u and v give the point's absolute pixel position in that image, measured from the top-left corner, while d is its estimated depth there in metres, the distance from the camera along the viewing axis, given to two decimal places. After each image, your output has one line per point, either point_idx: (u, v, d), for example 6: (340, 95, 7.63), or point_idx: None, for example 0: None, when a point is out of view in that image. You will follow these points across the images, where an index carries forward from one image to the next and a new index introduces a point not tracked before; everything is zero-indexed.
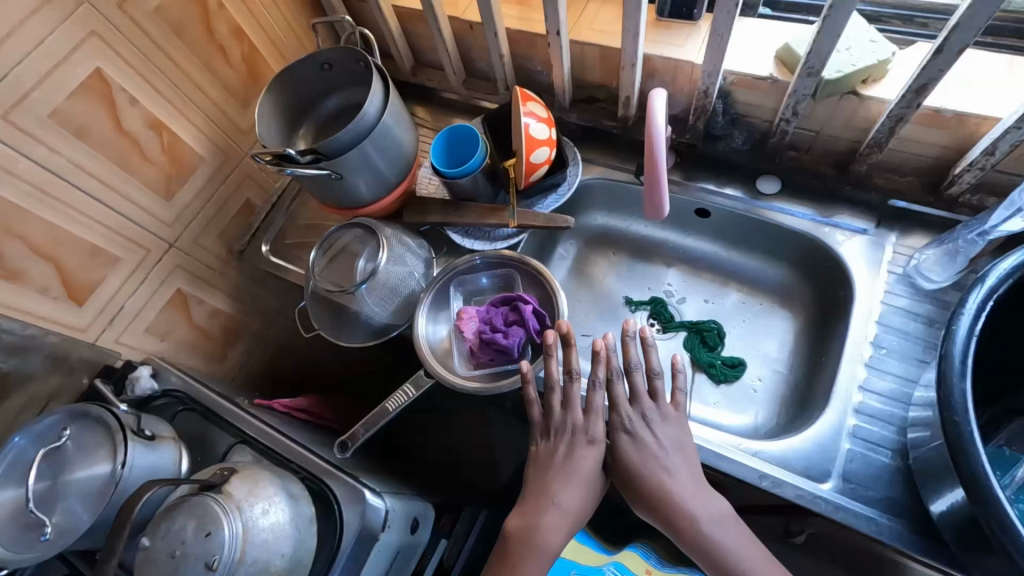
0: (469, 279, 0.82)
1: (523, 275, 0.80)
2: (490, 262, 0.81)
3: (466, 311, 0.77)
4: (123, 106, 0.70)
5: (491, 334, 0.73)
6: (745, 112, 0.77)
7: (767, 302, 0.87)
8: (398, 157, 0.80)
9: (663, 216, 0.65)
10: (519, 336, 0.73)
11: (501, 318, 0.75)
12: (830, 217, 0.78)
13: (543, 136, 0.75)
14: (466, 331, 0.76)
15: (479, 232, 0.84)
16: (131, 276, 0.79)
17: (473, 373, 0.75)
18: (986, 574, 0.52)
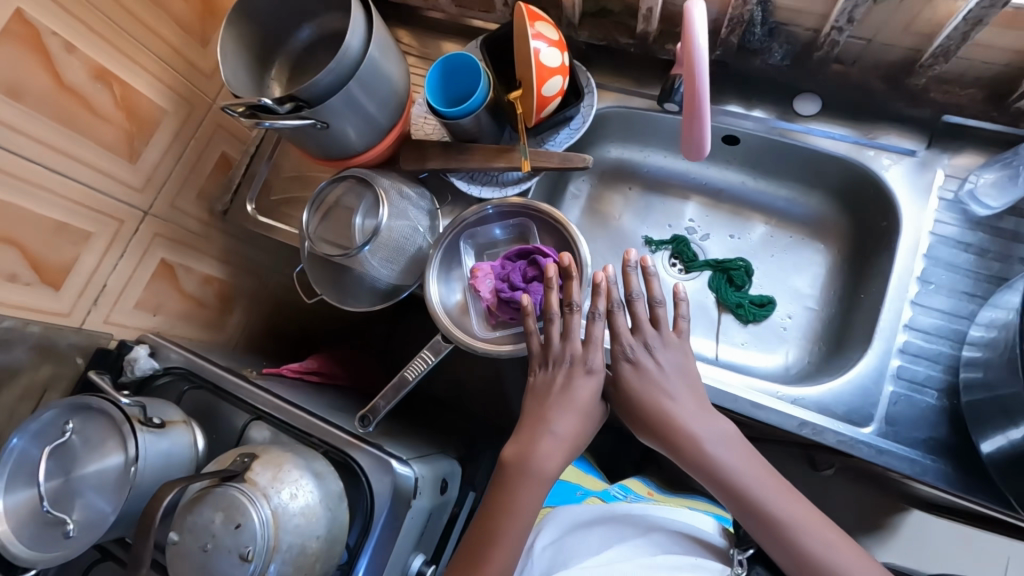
0: (480, 230, 0.75)
1: (539, 224, 0.73)
2: (502, 211, 0.74)
3: (480, 268, 0.71)
4: (60, 57, 0.59)
5: (510, 293, 0.68)
6: (785, 21, 0.66)
7: (797, 234, 0.82)
8: (389, 97, 0.70)
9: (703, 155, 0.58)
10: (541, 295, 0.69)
11: (519, 274, 0.69)
12: (873, 138, 0.70)
13: (556, 64, 0.65)
14: (482, 289, 0.70)
15: (487, 177, 0.76)
16: (108, 252, 0.72)
17: (495, 336, 0.70)
18: None
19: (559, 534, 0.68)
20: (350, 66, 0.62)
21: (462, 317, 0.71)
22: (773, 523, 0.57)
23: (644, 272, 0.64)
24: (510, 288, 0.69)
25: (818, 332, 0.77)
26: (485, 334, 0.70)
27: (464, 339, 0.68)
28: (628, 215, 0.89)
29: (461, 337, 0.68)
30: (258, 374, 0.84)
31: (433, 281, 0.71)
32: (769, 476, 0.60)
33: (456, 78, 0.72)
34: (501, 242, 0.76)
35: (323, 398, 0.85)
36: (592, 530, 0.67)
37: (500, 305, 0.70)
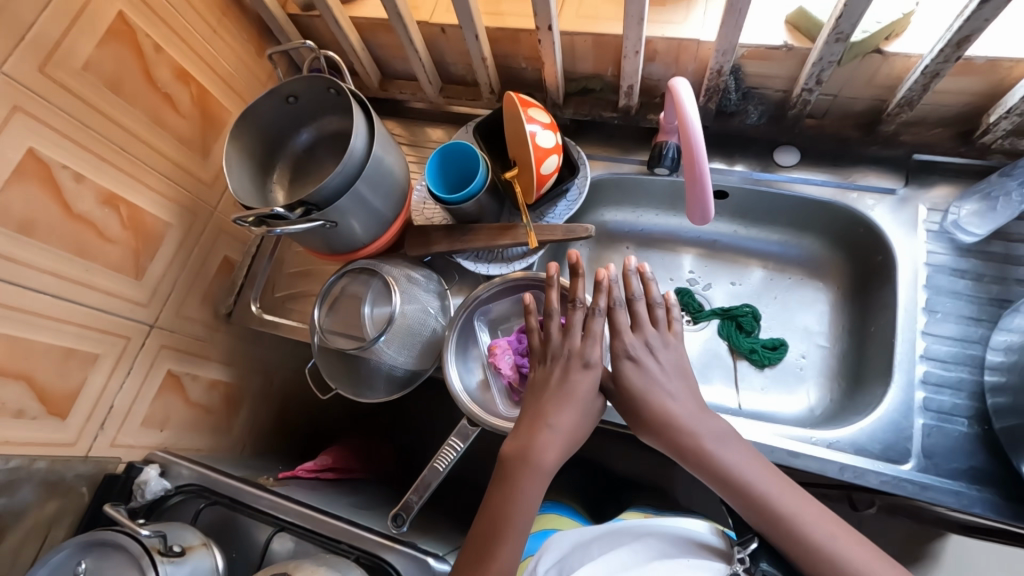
0: (494, 307, 0.76)
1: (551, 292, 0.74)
2: (512, 284, 0.74)
3: (498, 345, 0.71)
4: (69, 187, 0.60)
5: None
6: (756, 85, 0.72)
7: (795, 275, 0.84)
8: (392, 188, 0.72)
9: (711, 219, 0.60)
10: None
11: None
12: (853, 181, 0.74)
13: (550, 145, 0.68)
14: (502, 366, 0.70)
15: (492, 254, 0.78)
16: (114, 371, 0.70)
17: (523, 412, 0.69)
18: None
19: (556, 554, 0.56)
20: (355, 167, 0.64)
21: (486, 397, 0.71)
22: (785, 525, 0.49)
23: (642, 276, 0.62)
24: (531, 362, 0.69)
25: (835, 369, 0.77)
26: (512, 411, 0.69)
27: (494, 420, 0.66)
28: None
29: (491, 419, 0.66)
30: (275, 480, 0.80)
31: (453, 364, 0.71)
32: (782, 472, 0.52)
33: (455, 163, 0.75)
34: (513, 315, 0.77)
35: (342, 497, 0.81)
36: (590, 547, 0.55)
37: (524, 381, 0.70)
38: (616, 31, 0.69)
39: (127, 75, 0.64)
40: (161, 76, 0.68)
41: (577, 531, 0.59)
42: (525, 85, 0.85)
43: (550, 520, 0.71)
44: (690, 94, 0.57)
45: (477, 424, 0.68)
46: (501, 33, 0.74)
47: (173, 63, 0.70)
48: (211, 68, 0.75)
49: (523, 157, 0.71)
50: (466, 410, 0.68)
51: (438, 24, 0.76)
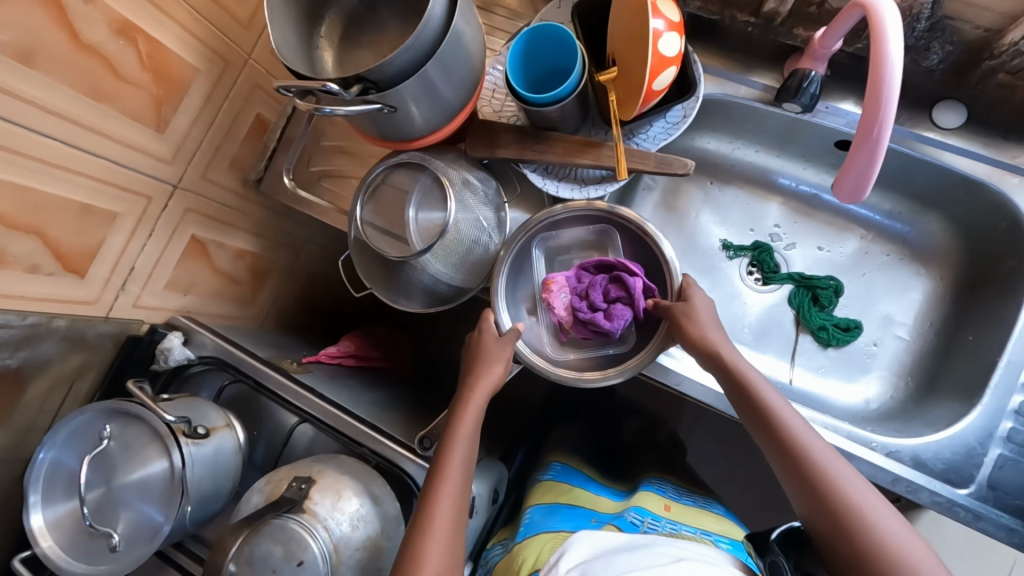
0: (557, 234, 0.67)
1: (627, 234, 0.64)
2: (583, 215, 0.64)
3: (553, 281, 0.62)
4: (76, 9, 0.48)
5: (588, 314, 0.60)
6: (954, 15, 0.55)
7: (895, 253, 0.74)
8: (465, 73, 0.59)
9: (862, 197, 0.48)
10: (625, 318, 0.59)
11: (600, 291, 0.60)
12: (1017, 163, 0.61)
13: (672, 52, 0.54)
14: (555, 305, 0.62)
15: (565, 172, 0.67)
16: (136, 231, 0.64)
17: (569, 359, 0.64)
18: None
19: (581, 557, 0.48)
20: (428, 42, 0.52)
21: (530, 331, 0.65)
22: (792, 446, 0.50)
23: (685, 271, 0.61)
24: (586, 308, 0.60)
25: (909, 368, 0.70)
26: (557, 353, 0.64)
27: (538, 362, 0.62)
28: (706, 214, 0.80)
29: (534, 359, 0.62)
30: (299, 364, 0.79)
31: (502, 293, 0.64)
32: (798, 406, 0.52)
33: (543, 52, 0.61)
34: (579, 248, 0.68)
35: (363, 393, 0.80)
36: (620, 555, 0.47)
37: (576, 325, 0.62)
38: None
39: None
40: None
41: (603, 537, 0.51)
42: None
43: (564, 494, 0.67)
44: (899, 32, 0.44)
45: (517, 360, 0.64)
46: None
47: None
48: None
49: (632, 60, 0.57)
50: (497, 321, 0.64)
51: None
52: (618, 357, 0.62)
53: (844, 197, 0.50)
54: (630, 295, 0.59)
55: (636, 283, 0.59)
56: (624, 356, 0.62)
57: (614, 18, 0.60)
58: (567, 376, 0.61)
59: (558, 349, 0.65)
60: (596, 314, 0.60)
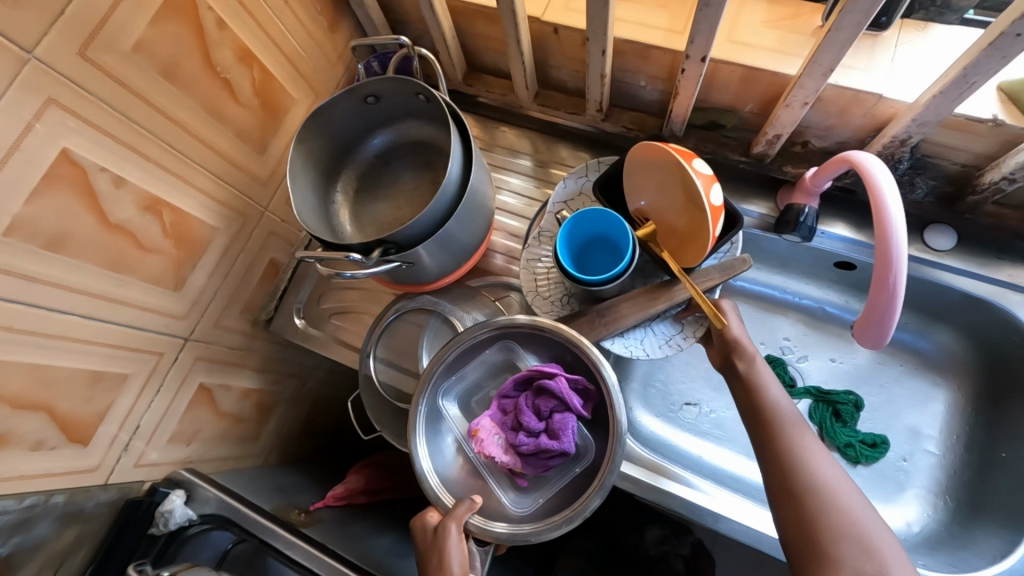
0: (463, 372, 0.64)
1: (525, 338, 0.63)
2: (486, 339, 0.62)
3: (479, 428, 0.59)
4: (108, 194, 0.50)
5: (533, 442, 0.57)
6: (932, 154, 0.59)
7: (909, 363, 0.74)
8: (478, 222, 0.62)
9: (885, 341, 0.49)
10: (569, 427, 0.57)
11: (530, 414, 0.58)
12: (1016, 280, 0.63)
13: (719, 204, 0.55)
14: (494, 451, 0.58)
15: (637, 332, 0.63)
16: (145, 389, 0.62)
17: (541, 502, 0.59)
18: None
19: None
20: (447, 203, 0.54)
21: (486, 493, 0.60)
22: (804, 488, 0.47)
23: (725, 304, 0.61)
24: (529, 442, 0.57)
25: (941, 487, 0.68)
26: (522, 503, 0.60)
27: (510, 530, 0.55)
28: None
29: (500, 528, 0.56)
30: (306, 512, 0.74)
31: (426, 447, 0.59)
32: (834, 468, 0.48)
33: (583, 230, 0.63)
34: (485, 375, 0.66)
35: (375, 540, 0.75)
36: None
37: (528, 459, 0.59)
38: (778, 69, 0.56)
39: (184, 55, 0.53)
40: (221, 56, 0.56)
41: None
42: (636, 103, 0.72)
43: None
44: (894, 189, 0.47)
45: (486, 539, 0.56)
46: (630, 46, 0.61)
47: (237, 40, 0.57)
48: (280, 45, 0.63)
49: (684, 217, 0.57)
50: (437, 500, 0.58)
51: (552, 24, 0.63)
52: (585, 469, 0.59)
53: (867, 341, 0.51)
54: (565, 401, 0.57)
55: (563, 385, 0.57)
56: (590, 464, 0.58)
57: (636, 183, 0.62)
58: (542, 531, 0.55)
59: (525, 497, 0.60)
60: (542, 441, 0.57)
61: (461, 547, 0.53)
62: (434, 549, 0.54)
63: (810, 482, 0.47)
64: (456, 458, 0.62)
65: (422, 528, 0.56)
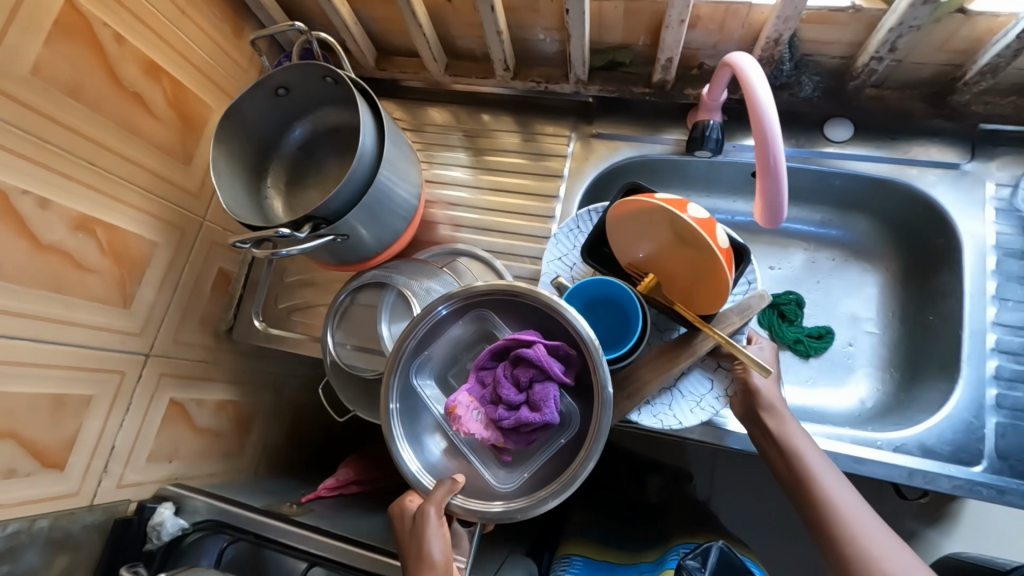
0: (435, 346, 0.61)
1: (498, 305, 0.59)
2: (456, 309, 0.59)
3: (456, 404, 0.56)
4: (35, 217, 0.52)
5: (512, 416, 0.54)
6: (812, 52, 0.64)
7: (840, 256, 0.78)
8: (406, 190, 0.65)
9: (782, 217, 0.52)
10: (550, 396, 0.54)
11: (508, 387, 0.55)
12: (912, 156, 0.67)
13: (726, 244, 0.55)
14: (472, 427, 0.55)
15: (672, 398, 0.63)
16: (113, 409, 0.64)
17: (528, 476, 0.56)
18: None
19: None
20: (366, 172, 0.57)
21: (469, 473, 0.58)
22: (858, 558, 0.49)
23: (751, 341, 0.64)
24: (508, 415, 0.54)
25: (883, 360, 0.73)
26: (509, 479, 0.57)
27: (494, 511, 0.54)
28: None
29: (484, 509, 0.54)
30: (298, 505, 0.76)
31: (400, 435, 0.57)
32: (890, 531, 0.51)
33: (584, 297, 0.63)
34: (460, 348, 0.63)
35: (370, 519, 0.77)
36: None
37: (510, 435, 0.56)
38: None
39: (87, 75, 0.54)
40: (126, 72, 0.58)
41: None
42: (542, 57, 0.76)
43: None
44: (761, 77, 0.51)
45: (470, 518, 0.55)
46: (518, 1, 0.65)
47: (140, 54, 0.59)
48: (185, 56, 0.65)
49: (691, 261, 0.58)
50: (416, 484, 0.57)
51: None
52: (573, 438, 0.56)
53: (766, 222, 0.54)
54: (543, 367, 0.54)
55: (541, 350, 0.54)
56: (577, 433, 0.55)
57: (626, 241, 0.62)
58: (529, 507, 0.53)
59: (512, 473, 0.58)
60: (521, 413, 0.54)
61: (436, 529, 0.54)
62: (414, 533, 0.55)
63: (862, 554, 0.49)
64: (439, 441, 0.60)
65: (404, 513, 0.58)
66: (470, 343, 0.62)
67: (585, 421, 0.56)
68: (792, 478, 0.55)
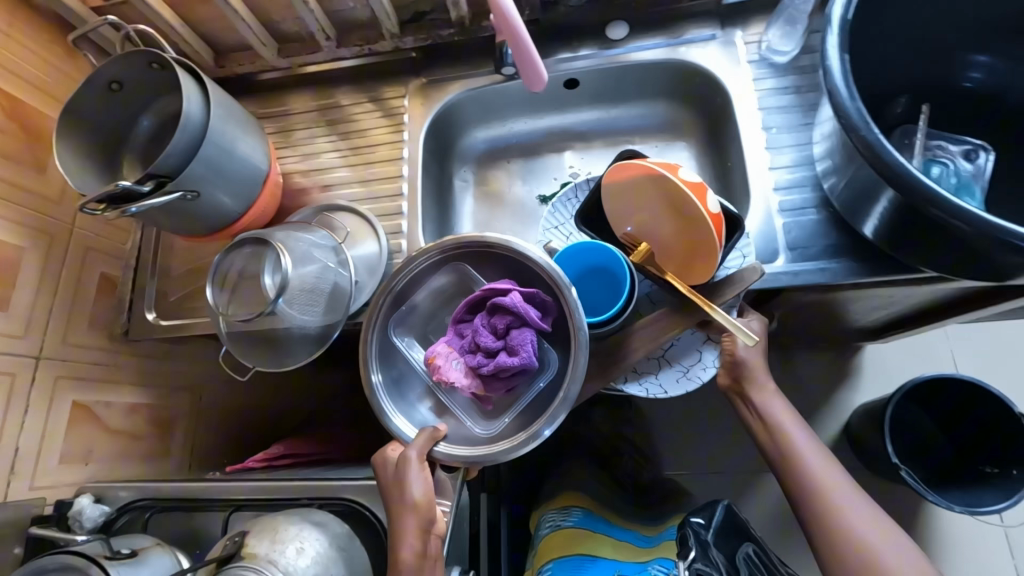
0: (415, 303, 0.69)
1: (477, 259, 0.68)
2: (428, 265, 0.67)
3: (434, 354, 0.64)
4: None
5: (490, 363, 0.62)
6: None
7: (660, 141, 0.89)
8: (251, 151, 0.72)
9: (543, 81, 0.76)
10: (524, 341, 0.62)
11: (487, 334, 0.63)
12: (680, 37, 0.81)
13: (715, 209, 0.63)
14: (450, 376, 0.63)
15: (664, 365, 0.75)
16: (9, 409, 0.66)
17: (506, 420, 0.64)
18: (929, 254, 0.59)
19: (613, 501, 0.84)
20: (197, 132, 0.64)
21: (449, 421, 0.66)
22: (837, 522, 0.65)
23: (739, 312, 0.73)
24: (485, 362, 0.62)
25: None
26: (489, 425, 0.65)
27: (479, 454, 0.61)
28: (517, 183, 0.93)
29: (466, 453, 0.62)
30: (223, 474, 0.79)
31: (383, 394, 0.65)
32: (876, 510, 0.66)
33: (583, 263, 0.73)
34: (440, 302, 0.70)
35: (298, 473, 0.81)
36: None
37: (489, 381, 0.64)
38: None
39: None
40: None
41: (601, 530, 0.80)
42: (358, 24, 0.86)
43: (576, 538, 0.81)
44: None
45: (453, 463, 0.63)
46: None
47: None
48: (21, 77, 0.71)
49: (683, 226, 0.66)
50: (399, 434, 0.64)
51: None
52: (549, 380, 0.64)
53: (536, 85, 0.78)
54: (520, 315, 0.62)
55: (518, 299, 0.62)
56: (552, 374, 0.64)
57: (620, 212, 0.71)
58: (502, 449, 0.61)
59: (490, 418, 0.65)
60: (501, 360, 0.61)
61: (420, 474, 0.61)
62: (398, 474, 0.62)
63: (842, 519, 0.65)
64: (427, 398, 0.68)
65: (386, 460, 0.64)
66: (450, 301, 0.70)
67: (560, 363, 0.65)
68: (778, 457, 0.71)
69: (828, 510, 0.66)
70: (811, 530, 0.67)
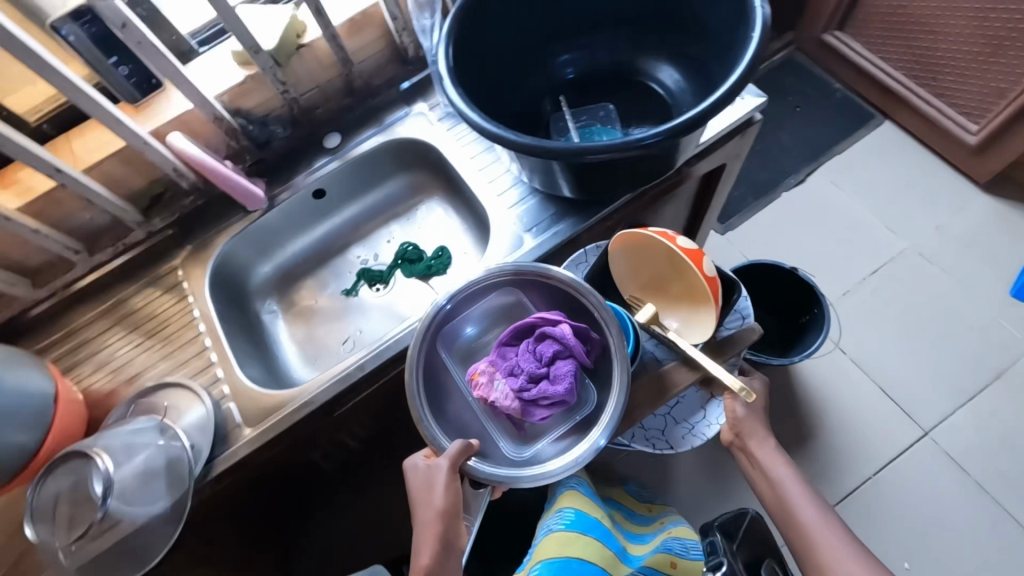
0: (470, 327, 0.83)
1: (527, 288, 0.82)
2: (481, 289, 0.80)
3: (477, 371, 0.74)
4: None
5: (535, 389, 0.72)
6: (264, 112, 0.93)
7: (416, 203, 1.06)
8: (26, 380, 0.72)
9: (260, 197, 0.93)
10: (566, 375, 0.72)
11: (532, 360, 0.74)
12: (384, 124, 1.00)
13: (710, 271, 0.77)
14: (493, 395, 0.73)
15: (670, 419, 0.91)
16: None
17: (542, 445, 0.74)
18: (605, 185, 0.79)
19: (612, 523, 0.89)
20: None
21: (486, 442, 0.75)
22: (813, 549, 0.80)
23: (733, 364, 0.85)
24: (532, 386, 0.73)
25: (476, 233, 1.01)
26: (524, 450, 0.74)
27: (507, 476, 0.69)
28: (320, 290, 1.03)
29: (503, 473, 0.70)
30: None
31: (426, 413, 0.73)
32: (847, 538, 0.80)
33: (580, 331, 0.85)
34: (484, 336, 0.83)
35: None
36: None
37: (529, 408, 0.73)
38: (119, 144, 0.83)
39: None
40: None
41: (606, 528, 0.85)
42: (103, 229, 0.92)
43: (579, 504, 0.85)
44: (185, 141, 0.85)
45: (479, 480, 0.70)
46: (35, 206, 0.81)
47: None
48: None
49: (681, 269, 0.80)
50: (433, 444, 0.72)
51: None
52: (584, 417, 0.74)
53: (256, 206, 0.95)
54: (565, 345, 0.74)
55: (565, 331, 0.74)
56: (588, 411, 0.74)
57: (627, 278, 0.86)
58: (535, 475, 0.69)
59: (524, 448, 0.75)
60: (546, 386, 0.72)
61: (458, 485, 0.68)
62: (427, 484, 0.69)
63: (816, 544, 0.80)
64: (470, 412, 0.77)
65: (415, 466, 0.72)
66: (503, 323, 0.83)
67: (596, 401, 0.74)
68: (781, 512, 0.86)
69: (811, 543, 0.81)
70: (801, 556, 0.83)
